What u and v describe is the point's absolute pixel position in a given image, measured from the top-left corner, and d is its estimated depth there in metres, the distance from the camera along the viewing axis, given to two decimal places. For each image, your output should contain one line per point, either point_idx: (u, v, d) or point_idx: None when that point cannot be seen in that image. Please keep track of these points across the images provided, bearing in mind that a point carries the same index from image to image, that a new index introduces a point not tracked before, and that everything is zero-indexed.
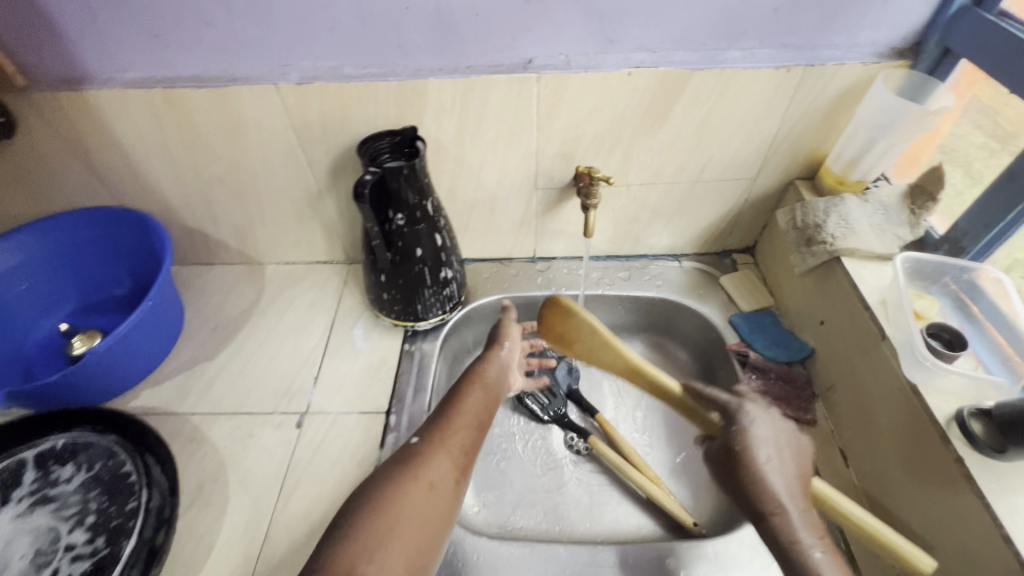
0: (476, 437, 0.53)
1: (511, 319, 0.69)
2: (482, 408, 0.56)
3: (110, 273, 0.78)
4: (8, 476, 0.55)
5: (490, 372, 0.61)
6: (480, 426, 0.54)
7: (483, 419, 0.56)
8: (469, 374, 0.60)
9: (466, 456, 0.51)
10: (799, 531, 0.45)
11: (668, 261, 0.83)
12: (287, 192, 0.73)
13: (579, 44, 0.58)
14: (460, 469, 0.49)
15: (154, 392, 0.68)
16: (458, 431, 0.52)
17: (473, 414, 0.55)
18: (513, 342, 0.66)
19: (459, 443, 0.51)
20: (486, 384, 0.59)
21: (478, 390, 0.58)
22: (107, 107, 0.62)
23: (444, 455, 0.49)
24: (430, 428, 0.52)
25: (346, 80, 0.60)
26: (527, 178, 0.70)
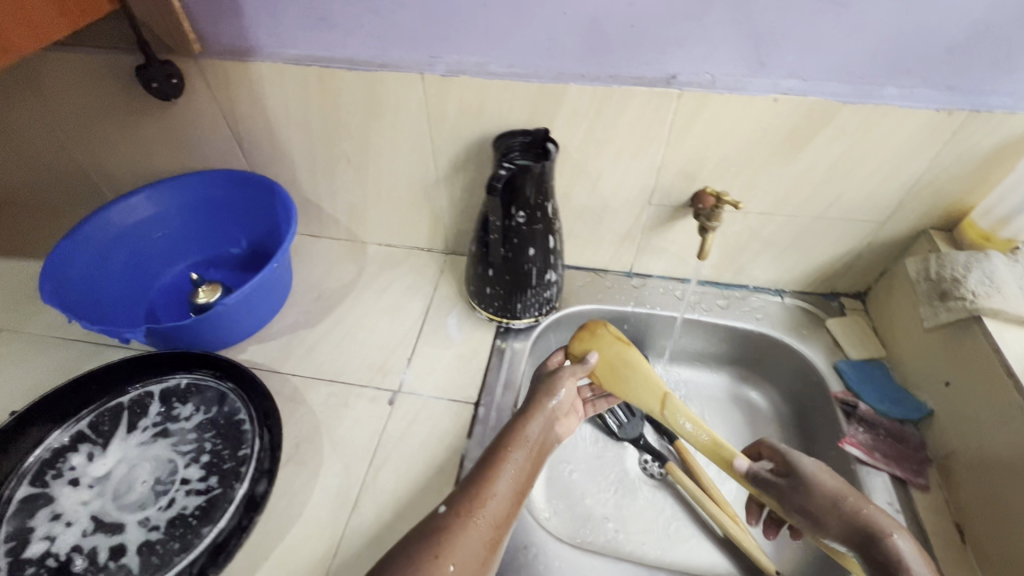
0: (511, 508, 0.51)
1: (571, 372, 0.59)
2: (523, 477, 0.53)
3: (230, 232, 0.83)
4: (136, 405, 0.60)
5: (532, 432, 0.55)
6: (518, 496, 0.52)
7: (523, 487, 0.53)
8: (508, 432, 0.55)
9: (497, 532, 0.49)
10: (912, 560, 0.46)
11: (769, 295, 0.80)
12: (406, 178, 0.75)
13: (729, 64, 0.57)
14: (488, 543, 0.49)
15: (260, 349, 0.72)
16: (494, 503, 0.50)
17: (511, 483, 0.52)
18: (568, 391, 0.58)
19: (489, 517, 0.49)
20: (527, 446, 0.54)
21: (520, 452, 0.53)
22: (265, 78, 0.66)
23: (473, 531, 0.48)
24: (464, 494, 0.51)
25: (489, 77, 0.61)
26: (642, 193, 0.70)
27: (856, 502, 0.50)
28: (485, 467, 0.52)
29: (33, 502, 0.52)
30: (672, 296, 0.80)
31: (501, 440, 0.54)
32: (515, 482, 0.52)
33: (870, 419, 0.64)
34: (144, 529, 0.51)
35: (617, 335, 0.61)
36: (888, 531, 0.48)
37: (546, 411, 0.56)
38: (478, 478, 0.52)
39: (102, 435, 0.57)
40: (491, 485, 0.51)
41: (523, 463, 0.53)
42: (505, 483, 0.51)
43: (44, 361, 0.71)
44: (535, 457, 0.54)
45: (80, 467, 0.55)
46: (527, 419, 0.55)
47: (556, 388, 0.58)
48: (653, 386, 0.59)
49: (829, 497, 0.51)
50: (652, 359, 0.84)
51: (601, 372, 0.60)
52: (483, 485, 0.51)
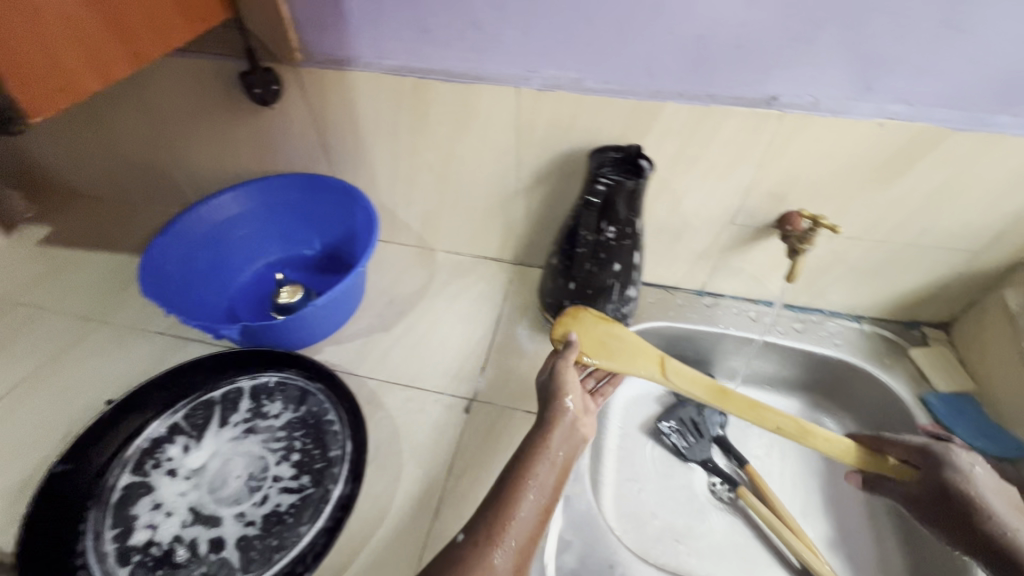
0: (537, 526, 0.47)
1: (567, 361, 0.58)
2: (548, 495, 0.49)
3: (306, 234, 0.85)
4: (228, 400, 0.61)
5: (552, 444, 0.51)
6: (543, 513, 0.48)
7: (547, 503, 0.49)
8: (526, 447, 0.51)
9: (522, 556, 0.46)
10: None
11: (847, 321, 0.78)
12: (486, 188, 0.76)
13: (835, 87, 0.56)
14: (513, 569, 0.45)
15: (337, 350, 0.74)
16: (518, 527, 0.46)
17: (537, 504, 0.48)
18: (576, 394, 0.55)
19: (513, 540, 0.46)
20: (547, 461, 0.50)
21: (540, 468, 0.49)
22: (360, 87, 0.68)
23: (496, 559, 0.45)
24: (483, 518, 0.47)
25: (586, 92, 0.62)
26: (727, 212, 0.69)
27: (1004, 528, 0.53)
28: (504, 488, 0.48)
29: (134, 491, 0.54)
30: (746, 318, 0.79)
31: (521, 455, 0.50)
32: (538, 499, 0.48)
33: None
34: (240, 524, 0.52)
35: (598, 315, 0.64)
36: None
37: (566, 419, 0.53)
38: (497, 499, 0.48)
39: (196, 428, 0.59)
40: (513, 507, 0.47)
41: (546, 479, 0.49)
42: (529, 504, 0.48)
43: (132, 353, 0.73)
44: (559, 472, 0.50)
45: (176, 458, 0.56)
46: (545, 431, 0.52)
47: (566, 392, 0.55)
48: (647, 351, 0.62)
49: (975, 517, 0.55)
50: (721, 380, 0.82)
51: (592, 350, 0.61)
52: (505, 506, 0.47)
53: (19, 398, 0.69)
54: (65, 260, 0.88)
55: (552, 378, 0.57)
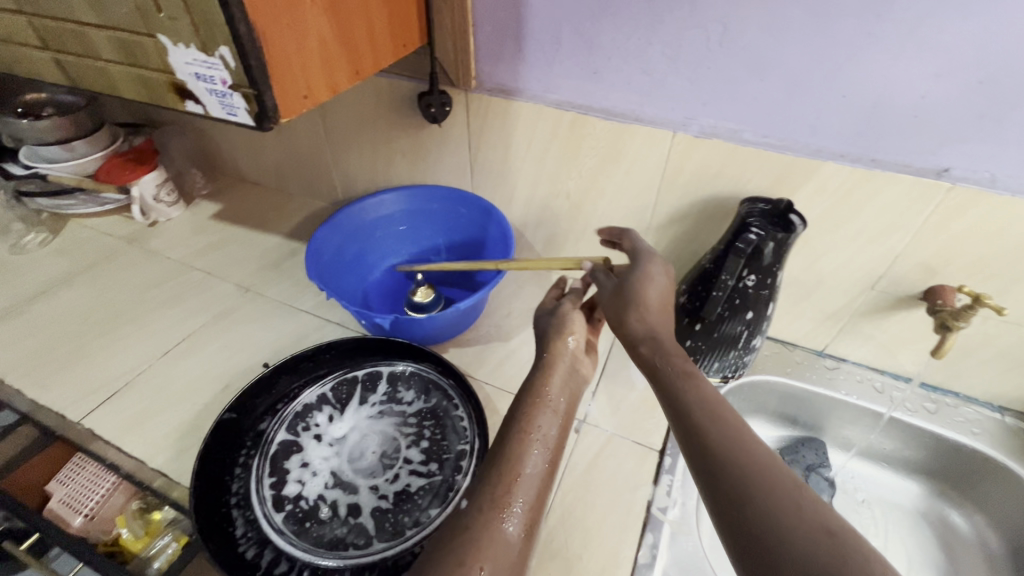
0: (545, 481, 0.48)
1: (573, 305, 0.63)
2: (556, 448, 0.50)
3: (438, 242, 0.92)
4: (368, 381, 0.68)
5: (550, 398, 0.54)
6: (549, 467, 0.49)
7: (554, 458, 0.50)
8: (524, 400, 0.53)
9: (531, 519, 0.45)
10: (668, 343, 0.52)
11: (986, 409, 0.73)
12: (617, 221, 0.80)
13: (1017, 167, 0.55)
14: (524, 533, 0.44)
15: (458, 353, 0.79)
16: (523, 484, 0.47)
17: (545, 463, 0.49)
18: (578, 334, 0.60)
19: (519, 499, 0.46)
20: (548, 412, 0.52)
21: (542, 419, 0.52)
22: (521, 114, 0.74)
23: (505, 525, 0.44)
24: (485, 484, 0.46)
25: (743, 144, 0.64)
26: (868, 277, 0.68)
27: (638, 311, 0.54)
28: (508, 445, 0.49)
29: (289, 448, 0.61)
30: (870, 387, 0.76)
31: (521, 408, 0.52)
32: (546, 450, 0.50)
33: None
34: (375, 495, 0.57)
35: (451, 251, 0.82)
36: (656, 332, 0.53)
37: (560, 366, 0.57)
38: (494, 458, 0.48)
39: (340, 401, 0.65)
40: (517, 465, 0.47)
41: (548, 430, 0.51)
42: (534, 462, 0.48)
43: (282, 324, 0.82)
44: (561, 420, 0.53)
45: (322, 425, 0.63)
46: (545, 381, 0.55)
47: (568, 330, 0.59)
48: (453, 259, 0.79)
49: (633, 303, 0.55)
50: (834, 449, 0.80)
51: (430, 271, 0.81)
52: (513, 462, 0.48)
53: (189, 347, 0.80)
54: (228, 235, 1.01)
55: (553, 324, 0.61)
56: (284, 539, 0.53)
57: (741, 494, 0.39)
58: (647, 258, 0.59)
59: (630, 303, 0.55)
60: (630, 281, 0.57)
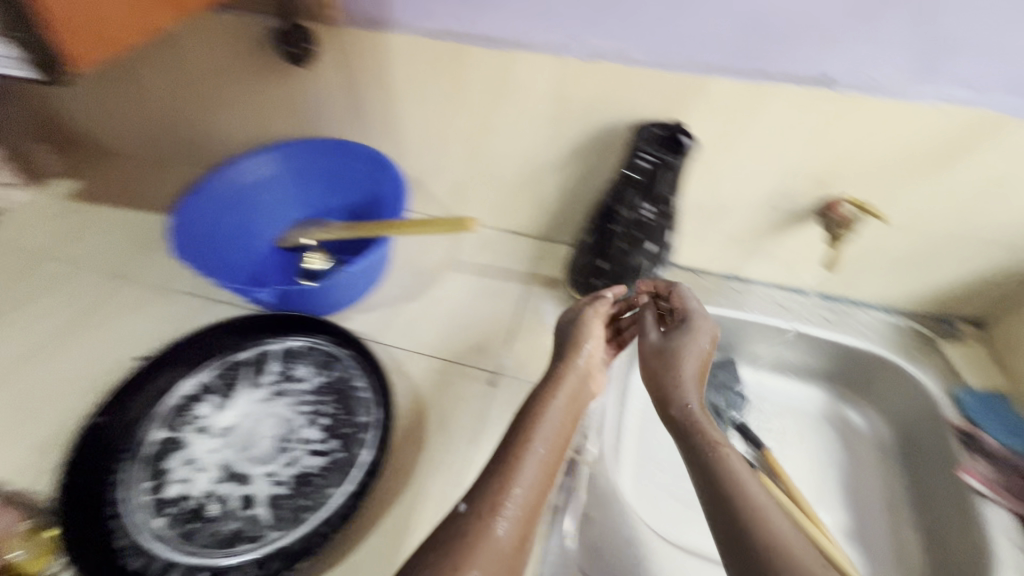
0: (542, 489, 0.47)
1: (598, 312, 0.61)
2: (553, 455, 0.49)
3: (331, 203, 0.84)
4: (257, 361, 0.62)
5: (553, 407, 0.52)
6: (549, 477, 0.48)
7: (555, 469, 0.49)
8: (530, 407, 0.52)
9: (525, 527, 0.44)
10: (698, 412, 0.52)
11: (878, 311, 0.77)
12: (518, 161, 0.75)
13: (895, 69, 0.54)
14: (516, 540, 0.43)
15: (363, 319, 0.74)
16: (518, 495, 0.45)
17: (541, 469, 0.47)
18: (595, 342, 0.59)
19: (516, 504, 0.45)
20: (553, 422, 0.51)
21: (547, 427, 0.50)
22: (396, 49, 0.66)
23: (497, 529, 0.43)
24: (486, 492, 0.45)
25: (631, 65, 0.60)
26: (765, 196, 0.68)
27: (681, 373, 0.54)
28: (508, 449, 0.48)
29: (168, 447, 0.55)
30: (775, 304, 0.77)
31: (526, 416, 0.51)
32: (550, 461, 0.48)
33: (993, 453, 0.61)
34: (271, 483, 0.53)
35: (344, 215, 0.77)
36: (686, 399, 0.52)
37: (573, 376, 0.56)
38: (499, 462, 0.47)
39: (226, 388, 0.59)
40: (518, 471, 0.46)
41: (553, 437, 0.50)
42: (531, 467, 0.47)
43: (161, 312, 0.73)
44: (565, 430, 0.52)
45: (207, 416, 0.57)
46: (552, 391, 0.54)
47: (585, 338, 0.59)
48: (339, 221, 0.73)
49: (673, 364, 0.55)
50: (744, 362, 0.81)
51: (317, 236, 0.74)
52: (514, 462, 0.47)
53: (51, 350, 0.70)
54: (90, 217, 0.88)
55: (572, 326, 0.60)
56: (169, 546, 0.49)
57: (766, 570, 0.38)
58: (696, 324, 0.57)
59: (669, 366, 0.55)
60: (677, 341, 0.56)
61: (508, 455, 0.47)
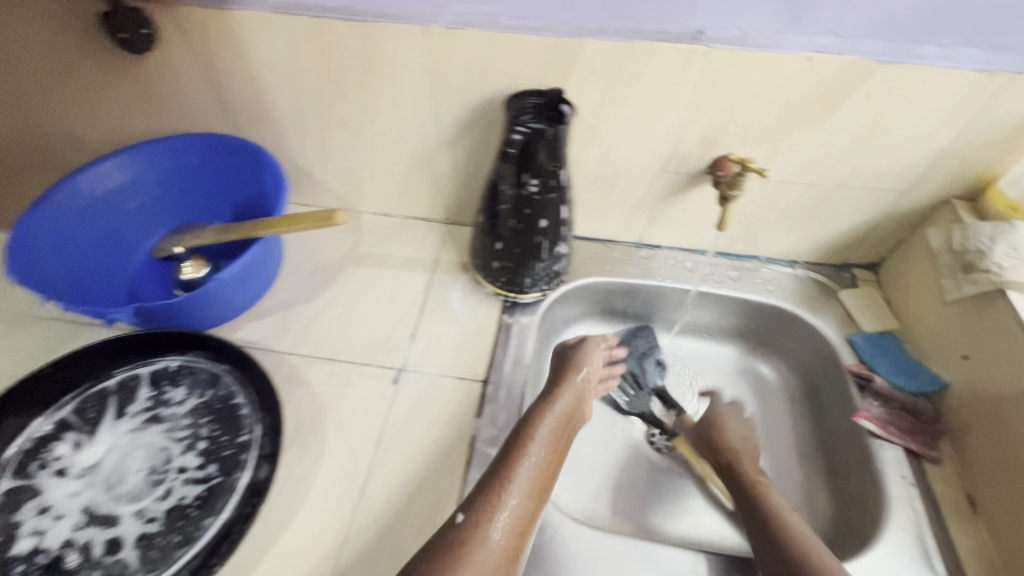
0: (537, 503, 0.51)
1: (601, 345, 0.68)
2: (544, 466, 0.53)
3: (213, 203, 0.77)
4: (124, 388, 0.56)
5: (547, 424, 0.56)
6: (541, 491, 0.52)
7: (546, 484, 0.53)
8: (526, 423, 0.56)
9: (518, 537, 0.48)
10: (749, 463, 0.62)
11: (781, 266, 0.78)
12: (406, 144, 0.70)
13: (762, 19, 0.53)
14: (509, 548, 0.47)
15: (254, 326, 0.68)
16: (509, 503, 0.49)
17: (532, 480, 0.51)
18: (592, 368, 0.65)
19: (510, 513, 0.48)
20: (546, 437, 0.55)
21: (540, 442, 0.55)
22: (248, 28, 0.60)
23: (490, 539, 0.46)
24: (482, 497, 0.49)
25: (501, 30, 0.56)
26: (658, 159, 0.66)
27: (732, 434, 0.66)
28: (505, 460, 0.52)
29: (18, 496, 0.49)
30: (683, 268, 0.77)
31: (519, 432, 0.55)
32: (542, 475, 0.53)
33: (885, 392, 0.63)
34: (142, 521, 0.48)
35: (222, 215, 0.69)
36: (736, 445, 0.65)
37: (563, 393, 0.60)
38: (494, 472, 0.51)
39: (88, 422, 0.54)
40: (511, 482, 0.50)
41: (543, 451, 0.54)
42: (528, 476, 0.51)
43: (17, 343, 0.65)
44: (556, 446, 0.56)
45: (66, 456, 0.51)
46: (547, 407, 0.58)
47: (585, 361, 0.65)
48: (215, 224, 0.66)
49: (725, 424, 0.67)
50: (659, 331, 0.81)
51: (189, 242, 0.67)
52: (507, 472, 0.51)
53: None
54: None
55: (581, 350, 0.66)
56: None
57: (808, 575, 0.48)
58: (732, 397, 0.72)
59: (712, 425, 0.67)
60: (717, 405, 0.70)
61: (502, 465, 0.51)
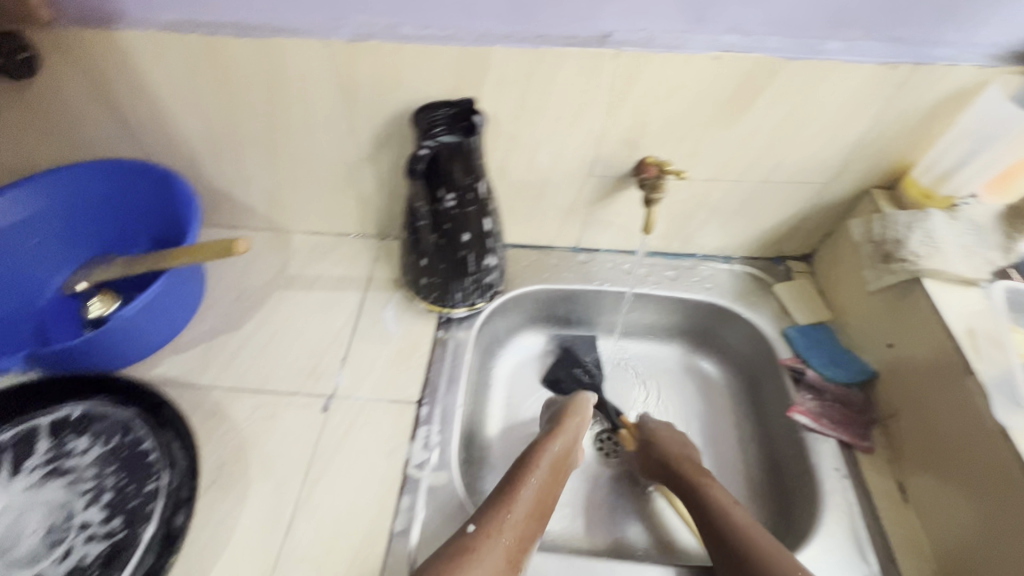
0: (535, 525, 0.52)
1: None
2: (545, 492, 0.55)
3: (127, 232, 0.73)
4: (21, 442, 0.55)
5: (552, 454, 0.58)
6: (540, 514, 0.53)
7: (546, 508, 0.54)
8: (533, 449, 0.58)
9: (518, 555, 0.49)
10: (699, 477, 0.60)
11: (718, 262, 0.78)
12: (325, 161, 0.68)
13: (665, 20, 0.52)
14: (509, 564, 0.48)
15: (174, 361, 0.65)
16: (512, 520, 0.50)
17: (534, 501, 0.53)
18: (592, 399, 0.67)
19: (513, 529, 0.50)
20: (550, 462, 0.57)
21: (543, 468, 0.56)
22: (138, 50, 0.57)
23: (493, 553, 0.48)
24: (490, 511, 0.51)
25: (403, 41, 0.54)
26: (583, 164, 0.65)
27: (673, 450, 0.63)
28: (511, 482, 0.54)
29: None
30: (620, 271, 0.77)
31: (525, 458, 0.57)
32: (542, 500, 0.54)
33: (817, 385, 0.63)
34: None
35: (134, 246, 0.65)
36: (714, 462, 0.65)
37: (568, 427, 0.61)
38: (500, 493, 0.53)
39: None
40: (517, 501, 0.52)
41: (546, 477, 0.56)
42: (529, 497, 0.53)
43: None
44: (559, 473, 0.57)
45: None
46: (555, 433, 0.60)
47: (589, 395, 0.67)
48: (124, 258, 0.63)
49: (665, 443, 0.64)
50: (602, 336, 0.81)
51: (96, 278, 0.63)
52: (511, 493, 0.53)
53: None
54: None
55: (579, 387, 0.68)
56: None
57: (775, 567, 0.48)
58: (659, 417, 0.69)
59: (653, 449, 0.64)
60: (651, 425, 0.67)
61: (508, 486, 0.53)
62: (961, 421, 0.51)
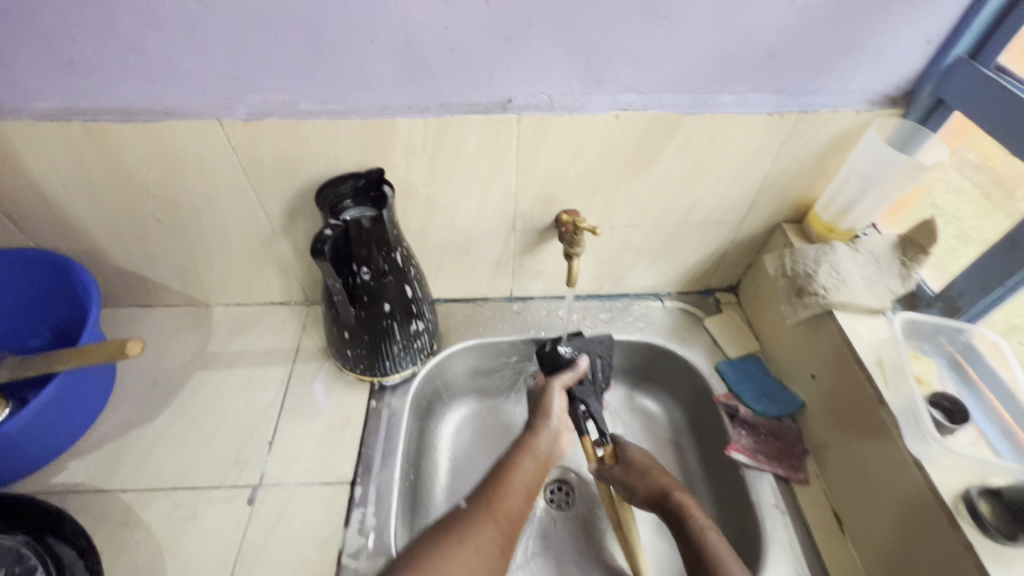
0: (525, 506, 0.54)
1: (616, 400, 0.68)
2: (533, 476, 0.56)
3: (27, 322, 0.67)
4: None
5: (542, 441, 0.59)
6: (531, 494, 0.55)
7: (534, 489, 0.55)
8: (522, 436, 0.59)
9: (511, 530, 0.51)
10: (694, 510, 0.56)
11: (650, 301, 0.79)
12: (238, 233, 0.65)
13: (563, 85, 0.53)
14: (505, 539, 0.50)
15: (79, 465, 0.60)
16: (503, 506, 0.52)
17: (524, 483, 0.54)
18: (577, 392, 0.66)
19: (507, 511, 0.52)
20: (541, 448, 0.58)
21: (532, 456, 0.57)
22: (16, 139, 0.53)
23: (489, 529, 0.50)
24: (482, 492, 0.53)
25: (302, 117, 0.53)
26: (503, 221, 0.65)
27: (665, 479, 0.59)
28: (503, 466, 0.56)
29: None
30: (556, 317, 0.76)
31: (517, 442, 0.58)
32: (528, 480, 0.55)
33: (750, 420, 0.64)
34: None
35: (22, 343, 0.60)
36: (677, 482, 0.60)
37: (557, 405, 0.62)
38: (493, 478, 0.54)
39: None
40: (508, 485, 0.54)
41: (536, 462, 0.57)
42: (519, 480, 0.54)
43: None
44: (548, 457, 0.58)
45: None
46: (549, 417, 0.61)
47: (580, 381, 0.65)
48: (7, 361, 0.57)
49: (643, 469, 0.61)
50: None
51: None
52: (500, 479, 0.54)
53: None
54: None
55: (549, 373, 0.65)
56: None
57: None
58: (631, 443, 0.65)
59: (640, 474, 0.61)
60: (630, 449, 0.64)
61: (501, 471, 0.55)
62: (880, 446, 0.52)
